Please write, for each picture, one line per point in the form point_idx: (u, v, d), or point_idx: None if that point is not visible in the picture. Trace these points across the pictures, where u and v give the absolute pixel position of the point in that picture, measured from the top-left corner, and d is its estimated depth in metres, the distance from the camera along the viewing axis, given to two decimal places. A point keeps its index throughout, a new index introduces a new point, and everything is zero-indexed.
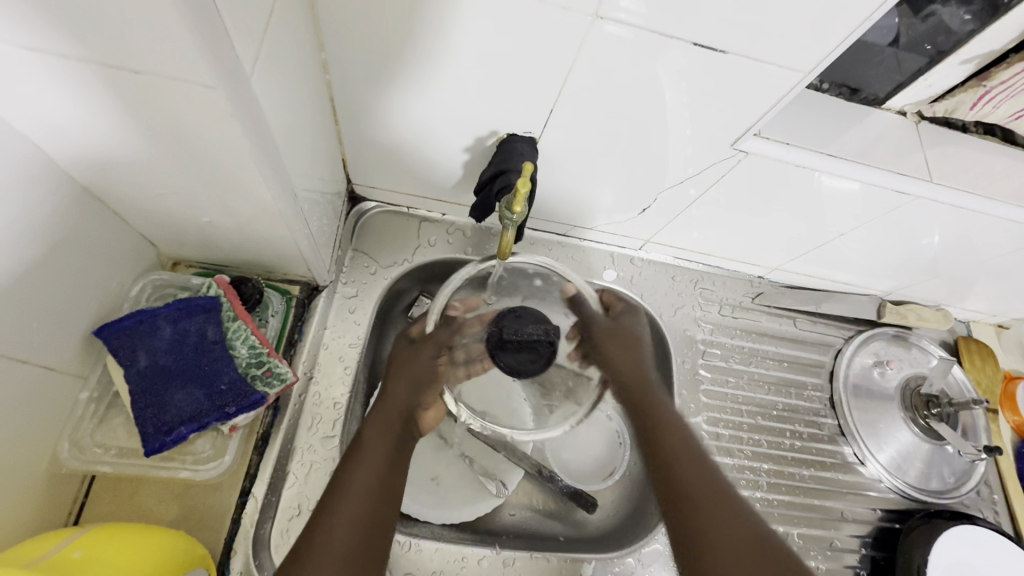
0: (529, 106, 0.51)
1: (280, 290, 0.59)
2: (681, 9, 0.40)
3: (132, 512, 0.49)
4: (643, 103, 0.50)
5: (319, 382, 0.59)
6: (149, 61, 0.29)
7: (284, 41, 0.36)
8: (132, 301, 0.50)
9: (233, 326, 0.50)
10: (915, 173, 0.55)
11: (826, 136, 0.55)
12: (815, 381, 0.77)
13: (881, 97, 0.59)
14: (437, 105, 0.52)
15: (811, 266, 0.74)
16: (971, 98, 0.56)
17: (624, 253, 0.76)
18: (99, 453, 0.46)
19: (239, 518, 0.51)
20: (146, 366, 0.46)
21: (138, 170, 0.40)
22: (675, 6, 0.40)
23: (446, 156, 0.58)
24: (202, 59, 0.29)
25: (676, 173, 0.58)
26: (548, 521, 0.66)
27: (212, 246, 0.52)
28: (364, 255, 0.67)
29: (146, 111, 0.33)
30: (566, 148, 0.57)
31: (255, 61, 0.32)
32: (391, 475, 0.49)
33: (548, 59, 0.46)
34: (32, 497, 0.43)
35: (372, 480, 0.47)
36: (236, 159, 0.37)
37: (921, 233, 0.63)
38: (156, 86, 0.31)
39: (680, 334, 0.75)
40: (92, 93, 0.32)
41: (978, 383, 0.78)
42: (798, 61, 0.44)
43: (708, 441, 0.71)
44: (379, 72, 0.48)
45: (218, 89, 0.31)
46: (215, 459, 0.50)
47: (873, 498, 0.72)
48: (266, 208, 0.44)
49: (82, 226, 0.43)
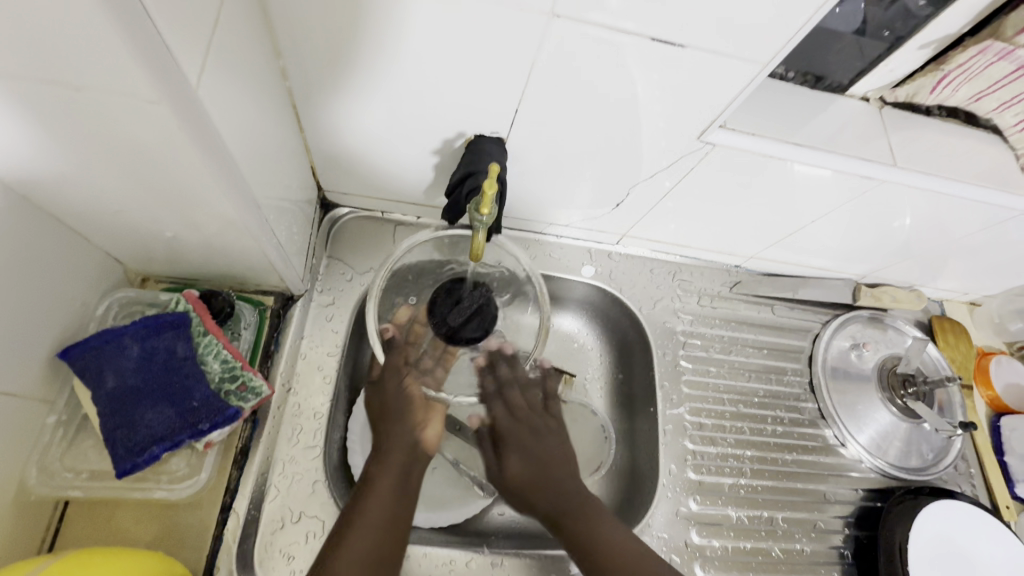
0: (493, 106, 0.51)
1: (253, 302, 0.58)
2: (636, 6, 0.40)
3: (108, 535, 0.48)
4: (608, 98, 0.50)
5: (298, 393, 0.59)
6: (89, 78, 0.29)
7: (234, 51, 0.36)
8: (98, 321, 0.49)
9: (204, 341, 0.50)
10: (880, 159, 0.56)
11: (791, 125, 0.56)
12: (795, 366, 0.78)
13: (845, 85, 0.60)
14: (401, 109, 0.51)
15: (787, 253, 0.75)
16: (931, 82, 0.57)
17: (601, 249, 0.76)
18: (70, 478, 0.46)
19: (221, 535, 0.50)
20: (114, 387, 0.45)
21: (92, 188, 0.39)
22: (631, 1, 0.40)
23: (415, 159, 0.58)
24: (142, 73, 0.28)
25: (648, 166, 0.59)
26: (537, 519, 0.66)
27: (179, 261, 0.51)
28: (339, 262, 0.66)
29: (93, 129, 0.32)
30: (535, 147, 0.56)
31: (202, 72, 0.32)
32: (399, 506, 0.51)
33: (508, 58, 0.45)
34: (2, 526, 0.42)
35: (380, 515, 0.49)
36: (192, 173, 0.37)
37: (890, 216, 0.64)
38: (100, 103, 0.30)
39: (660, 326, 0.76)
40: (35, 114, 0.31)
41: (952, 361, 0.80)
42: (756, 52, 0.44)
43: (691, 432, 0.71)
44: (339, 80, 0.48)
45: (162, 104, 0.30)
46: (191, 477, 0.49)
47: (855, 478, 0.74)
48: (229, 220, 0.43)
49: (38, 247, 0.41)
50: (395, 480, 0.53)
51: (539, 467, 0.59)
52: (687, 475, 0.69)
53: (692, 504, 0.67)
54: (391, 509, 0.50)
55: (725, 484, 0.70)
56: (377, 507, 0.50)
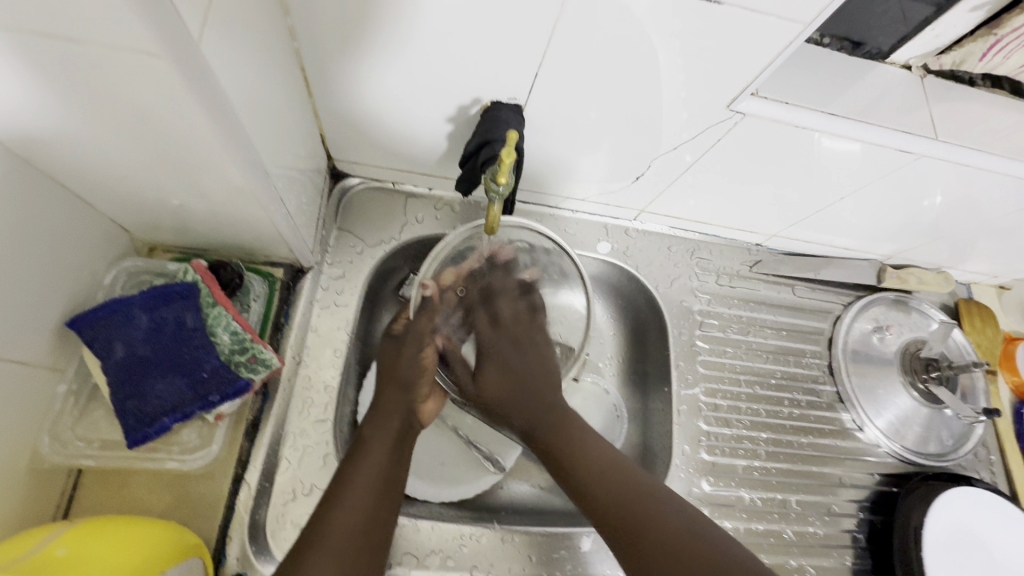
0: (512, 70, 0.48)
1: (262, 273, 0.57)
2: None
3: (121, 504, 0.48)
4: (633, 64, 0.47)
5: (309, 365, 0.58)
6: (81, 28, 0.27)
7: (237, 4, 0.33)
8: (106, 291, 0.49)
9: (213, 313, 0.49)
10: (920, 132, 0.53)
11: (827, 94, 0.52)
12: (814, 348, 0.76)
13: (885, 51, 0.56)
14: (415, 72, 0.49)
15: (810, 232, 0.72)
16: (981, 48, 0.53)
17: (618, 225, 0.74)
18: (82, 447, 0.46)
19: (233, 506, 0.50)
20: (124, 357, 0.44)
21: (92, 150, 0.37)
22: None
23: (428, 128, 0.56)
24: (140, 23, 0.26)
25: (671, 138, 0.56)
26: (547, 495, 0.66)
27: (187, 230, 0.50)
28: (348, 234, 0.65)
29: (94, 85, 0.31)
30: (553, 116, 0.54)
31: (204, 25, 0.30)
32: (392, 469, 0.51)
33: (529, 17, 0.43)
34: (16, 494, 0.42)
35: (376, 476, 0.49)
36: (198, 135, 0.35)
37: (923, 195, 0.61)
38: (97, 56, 0.28)
39: (678, 306, 0.74)
40: (32, 67, 0.29)
41: (978, 346, 0.78)
42: (795, 11, 0.41)
43: (706, 413, 0.70)
44: (351, 40, 0.45)
45: (162, 57, 0.28)
46: (203, 448, 0.49)
47: (871, 463, 0.72)
48: (237, 188, 0.41)
49: (42, 212, 0.40)
50: (383, 462, 0.51)
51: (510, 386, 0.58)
52: (700, 456, 0.68)
53: (706, 485, 0.66)
54: (378, 492, 0.49)
55: (738, 465, 0.69)
56: (367, 481, 0.49)
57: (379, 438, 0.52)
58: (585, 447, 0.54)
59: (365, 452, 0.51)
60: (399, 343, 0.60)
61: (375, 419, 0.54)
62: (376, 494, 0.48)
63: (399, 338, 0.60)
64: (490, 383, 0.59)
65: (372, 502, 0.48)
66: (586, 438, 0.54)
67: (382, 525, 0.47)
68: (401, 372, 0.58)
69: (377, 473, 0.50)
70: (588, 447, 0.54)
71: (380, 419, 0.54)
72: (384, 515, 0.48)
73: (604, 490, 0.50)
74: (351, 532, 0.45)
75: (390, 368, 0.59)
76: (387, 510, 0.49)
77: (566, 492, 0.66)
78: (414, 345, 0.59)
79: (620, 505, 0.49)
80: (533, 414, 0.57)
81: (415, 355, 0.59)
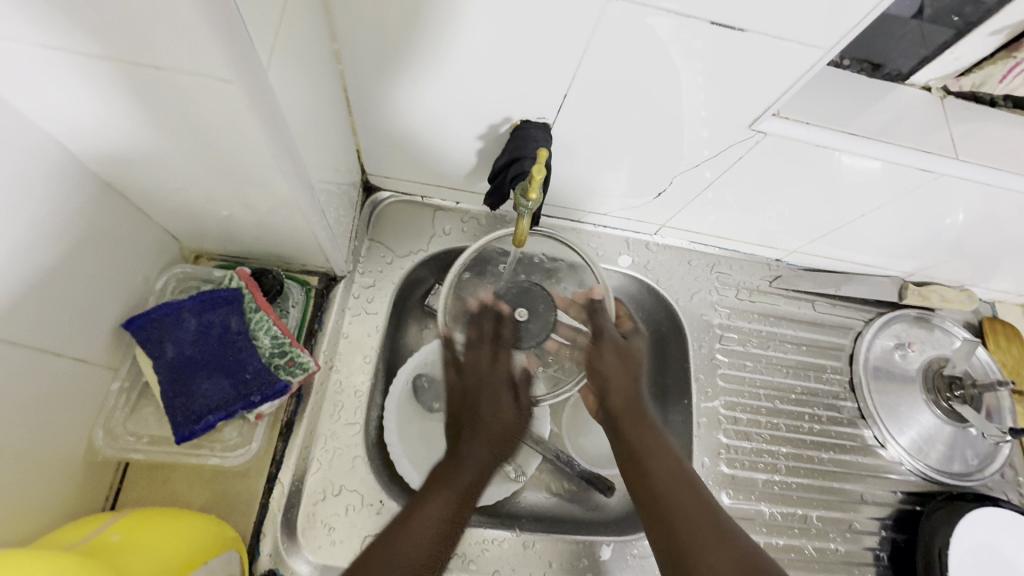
0: (541, 91, 0.50)
1: (299, 281, 0.60)
2: None
3: (164, 498, 0.50)
4: (658, 86, 0.49)
5: (339, 370, 0.61)
6: (167, 58, 0.30)
7: (297, 33, 0.36)
8: (157, 295, 0.52)
9: (255, 317, 0.51)
10: (940, 151, 0.54)
11: (847, 114, 0.54)
12: (835, 364, 0.76)
13: (904, 73, 0.58)
14: (450, 93, 0.51)
15: (831, 248, 0.73)
16: (999, 71, 0.55)
17: (639, 239, 0.76)
18: (132, 441, 0.48)
19: (267, 503, 0.52)
20: (173, 357, 0.47)
21: (157, 165, 0.40)
22: None
23: (459, 144, 0.58)
24: (218, 54, 0.29)
25: (693, 156, 0.58)
26: (567, 504, 0.67)
27: (233, 239, 0.53)
28: (379, 245, 0.67)
29: (167, 107, 0.34)
30: (579, 134, 0.56)
31: (270, 53, 0.33)
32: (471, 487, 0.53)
33: (560, 43, 0.45)
34: (71, 484, 0.44)
35: (453, 497, 0.51)
36: (256, 152, 0.38)
37: (945, 213, 0.61)
38: (174, 81, 0.31)
39: (697, 319, 0.75)
40: (116, 90, 0.33)
41: (1003, 365, 0.77)
42: (816, 38, 0.43)
43: (725, 425, 0.71)
44: (393, 63, 0.48)
45: (234, 83, 0.31)
46: (243, 446, 0.51)
47: (894, 480, 0.72)
48: (284, 200, 0.44)
49: (108, 222, 0.44)
50: (461, 485, 0.52)
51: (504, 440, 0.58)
52: (720, 469, 0.69)
53: (725, 498, 0.67)
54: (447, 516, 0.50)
55: (758, 479, 0.69)
56: (452, 499, 0.51)
57: (478, 453, 0.55)
58: (669, 484, 0.49)
59: (461, 472, 0.53)
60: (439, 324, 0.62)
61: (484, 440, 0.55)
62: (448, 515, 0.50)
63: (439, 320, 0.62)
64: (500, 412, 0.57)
65: (443, 527, 0.49)
66: (666, 465, 0.50)
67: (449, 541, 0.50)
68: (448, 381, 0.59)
69: (455, 493, 0.51)
70: (676, 484, 0.49)
71: (480, 442, 0.55)
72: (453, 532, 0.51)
73: (674, 527, 0.46)
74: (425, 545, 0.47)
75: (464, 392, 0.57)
76: (451, 539, 0.50)
77: (586, 502, 0.67)
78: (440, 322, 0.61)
79: (695, 546, 0.44)
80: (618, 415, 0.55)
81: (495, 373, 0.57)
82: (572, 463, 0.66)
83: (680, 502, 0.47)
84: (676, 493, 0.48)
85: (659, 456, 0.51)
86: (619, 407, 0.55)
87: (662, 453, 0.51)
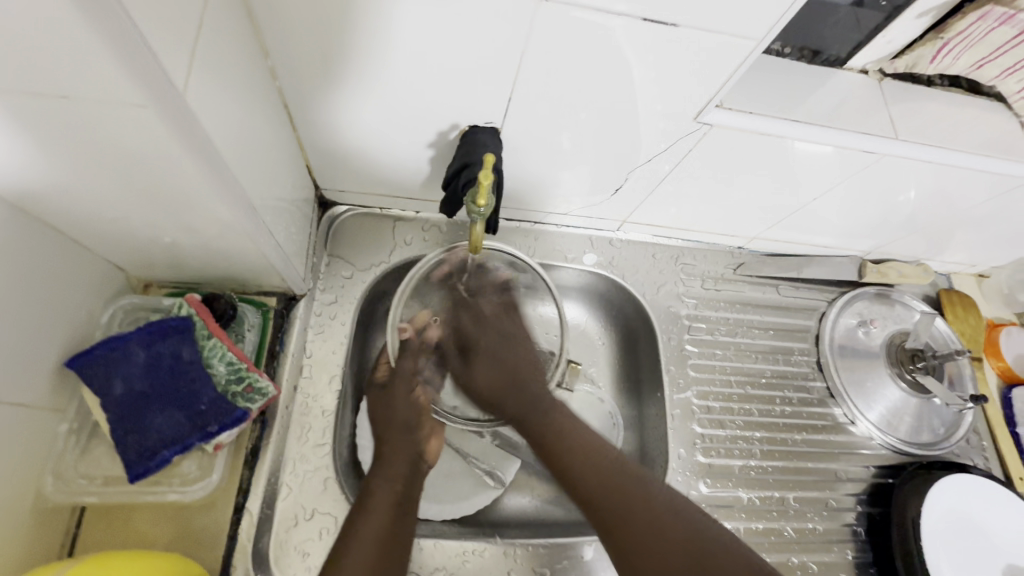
0: (485, 96, 0.50)
1: (255, 304, 0.58)
2: None
3: (126, 538, 0.49)
4: (602, 82, 0.49)
5: (305, 391, 0.59)
6: (74, 86, 0.28)
7: (220, 50, 0.35)
8: (103, 329, 0.50)
9: (208, 344, 0.50)
10: (882, 132, 0.55)
11: (789, 101, 0.55)
12: (802, 346, 0.78)
13: (843, 58, 0.59)
14: (393, 102, 0.51)
15: (790, 232, 0.74)
16: (930, 51, 0.56)
17: (602, 236, 0.76)
18: (85, 484, 0.46)
19: (235, 535, 0.51)
20: (122, 394, 0.45)
21: (85, 197, 0.39)
22: None
23: (410, 154, 0.58)
24: (128, 79, 0.28)
25: (647, 150, 0.58)
26: (548, 507, 0.66)
27: (181, 265, 0.51)
28: (339, 260, 0.66)
29: (82, 136, 0.32)
30: (529, 136, 0.56)
31: (189, 75, 0.32)
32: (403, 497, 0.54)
33: (498, 46, 0.45)
34: (19, 536, 0.43)
35: (386, 508, 0.52)
36: (186, 177, 0.36)
37: (896, 189, 0.63)
38: (89, 110, 0.30)
39: (665, 312, 0.75)
40: (28, 125, 0.31)
41: (962, 334, 0.79)
42: (749, 28, 0.43)
43: (699, 415, 0.71)
44: (329, 75, 0.48)
45: (150, 108, 0.30)
46: (202, 479, 0.49)
47: (866, 455, 0.73)
48: (227, 223, 0.43)
49: (39, 258, 0.42)
50: (401, 476, 0.55)
51: (500, 373, 0.61)
52: (696, 459, 0.69)
53: (704, 487, 0.67)
54: (391, 523, 0.51)
55: (735, 466, 0.70)
56: (383, 504, 0.52)
57: (398, 458, 0.56)
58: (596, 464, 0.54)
59: (387, 469, 0.55)
60: (388, 388, 0.62)
61: (386, 459, 0.56)
62: (388, 521, 0.51)
63: (386, 385, 0.62)
64: (480, 373, 0.62)
65: (386, 525, 0.50)
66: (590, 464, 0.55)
67: (400, 541, 0.51)
68: (400, 416, 0.60)
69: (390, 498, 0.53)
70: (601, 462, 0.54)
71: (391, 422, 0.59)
72: (403, 528, 0.52)
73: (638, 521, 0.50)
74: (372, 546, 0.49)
75: (389, 414, 0.60)
76: (400, 535, 0.51)
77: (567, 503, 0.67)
78: (404, 387, 0.61)
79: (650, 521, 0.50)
80: (512, 358, 0.62)
81: (409, 397, 0.60)
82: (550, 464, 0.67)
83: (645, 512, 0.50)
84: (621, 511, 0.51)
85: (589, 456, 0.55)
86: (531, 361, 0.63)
87: (586, 450, 0.56)
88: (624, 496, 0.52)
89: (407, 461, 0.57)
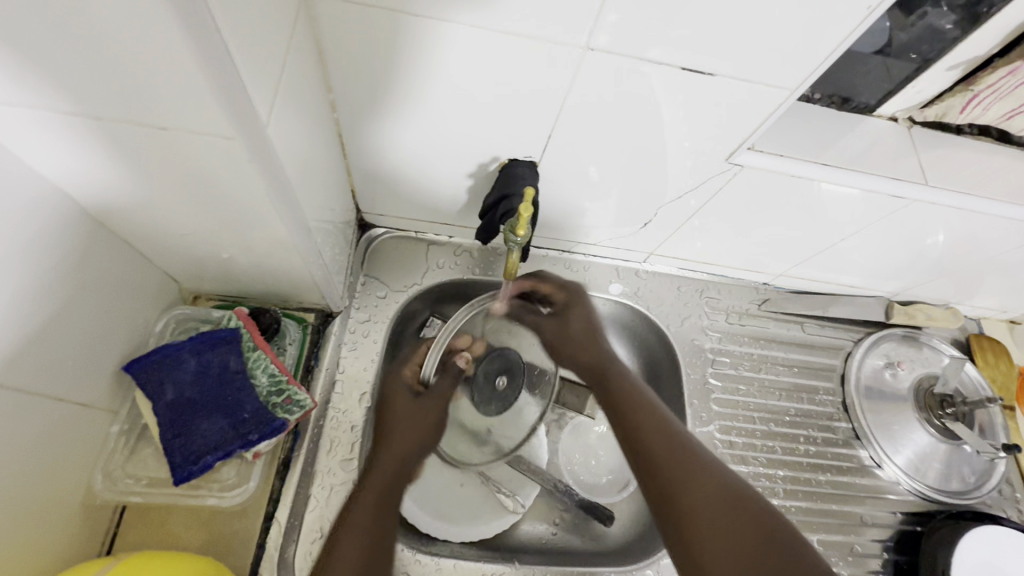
0: (527, 132, 0.53)
1: (296, 318, 0.61)
2: (658, 27, 0.41)
3: (161, 539, 0.50)
4: (640, 123, 0.52)
5: (337, 406, 0.61)
6: (172, 119, 0.32)
7: (294, 85, 0.39)
8: (156, 337, 0.53)
9: (253, 356, 0.52)
10: (910, 178, 0.56)
11: (819, 145, 0.57)
12: (827, 385, 0.77)
13: (873, 105, 0.61)
14: (439, 135, 0.54)
15: (817, 271, 0.75)
16: (960, 102, 0.58)
17: (628, 267, 0.77)
18: (130, 484, 0.48)
19: (265, 543, 0.52)
20: (173, 399, 0.48)
21: (158, 214, 0.42)
22: (648, 30, 0.42)
23: (450, 183, 0.61)
24: (222, 113, 0.31)
25: (676, 186, 0.60)
26: (567, 533, 0.67)
27: (231, 279, 0.55)
28: (375, 280, 0.69)
29: (170, 162, 0.36)
30: (566, 169, 0.58)
31: (271, 111, 0.35)
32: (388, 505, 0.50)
33: (544, 87, 0.48)
34: (69, 530, 0.45)
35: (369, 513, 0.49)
36: (254, 199, 0.39)
37: (924, 233, 0.63)
38: (181, 139, 0.34)
39: (689, 344, 0.76)
40: (123, 149, 0.35)
41: (992, 381, 0.78)
42: (782, 79, 0.46)
43: (722, 450, 0.71)
44: (383, 108, 0.51)
45: (236, 138, 0.33)
46: (240, 485, 0.51)
47: (893, 501, 0.72)
48: (282, 242, 0.46)
49: (110, 269, 0.45)
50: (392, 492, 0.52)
51: (586, 332, 0.62)
52: None
53: None
54: (374, 521, 0.48)
55: None
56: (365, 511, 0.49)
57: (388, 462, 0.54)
58: (658, 439, 0.50)
59: (373, 479, 0.52)
60: (420, 398, 0.59)
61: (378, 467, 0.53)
62: (375, 519, 0.49)
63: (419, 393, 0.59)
64: (573, 321, 0.62)
65: (365, 533, 0.47)
66: (657, 427, 0.51)
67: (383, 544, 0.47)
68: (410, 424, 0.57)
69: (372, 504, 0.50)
70: (665, 438, 0.50)
71: (400, 424, 0.57)
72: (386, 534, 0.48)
73: (679, 495, 0.45)
74: (354, 557, 0.45)
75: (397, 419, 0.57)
76: (387, 533, 0.48)
77: (586, 533, 0.67)
78: (434, 401, 0.59)
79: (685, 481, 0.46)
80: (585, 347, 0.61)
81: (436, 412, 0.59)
82: (570, 492, 0.67)
83: (704, 477, 0.46)
84: (672, 458, 0.48)
85: (648, 418, 0.52)
86: (591, 334, 0.61)
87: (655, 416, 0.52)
88: (682, 467, 0.47)
89: (401, 469, 0.54)
